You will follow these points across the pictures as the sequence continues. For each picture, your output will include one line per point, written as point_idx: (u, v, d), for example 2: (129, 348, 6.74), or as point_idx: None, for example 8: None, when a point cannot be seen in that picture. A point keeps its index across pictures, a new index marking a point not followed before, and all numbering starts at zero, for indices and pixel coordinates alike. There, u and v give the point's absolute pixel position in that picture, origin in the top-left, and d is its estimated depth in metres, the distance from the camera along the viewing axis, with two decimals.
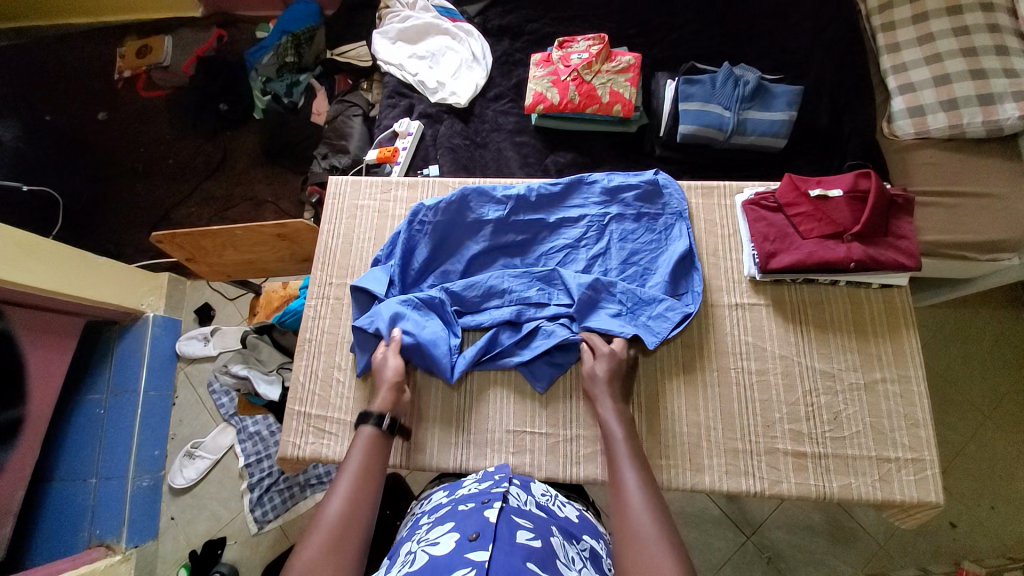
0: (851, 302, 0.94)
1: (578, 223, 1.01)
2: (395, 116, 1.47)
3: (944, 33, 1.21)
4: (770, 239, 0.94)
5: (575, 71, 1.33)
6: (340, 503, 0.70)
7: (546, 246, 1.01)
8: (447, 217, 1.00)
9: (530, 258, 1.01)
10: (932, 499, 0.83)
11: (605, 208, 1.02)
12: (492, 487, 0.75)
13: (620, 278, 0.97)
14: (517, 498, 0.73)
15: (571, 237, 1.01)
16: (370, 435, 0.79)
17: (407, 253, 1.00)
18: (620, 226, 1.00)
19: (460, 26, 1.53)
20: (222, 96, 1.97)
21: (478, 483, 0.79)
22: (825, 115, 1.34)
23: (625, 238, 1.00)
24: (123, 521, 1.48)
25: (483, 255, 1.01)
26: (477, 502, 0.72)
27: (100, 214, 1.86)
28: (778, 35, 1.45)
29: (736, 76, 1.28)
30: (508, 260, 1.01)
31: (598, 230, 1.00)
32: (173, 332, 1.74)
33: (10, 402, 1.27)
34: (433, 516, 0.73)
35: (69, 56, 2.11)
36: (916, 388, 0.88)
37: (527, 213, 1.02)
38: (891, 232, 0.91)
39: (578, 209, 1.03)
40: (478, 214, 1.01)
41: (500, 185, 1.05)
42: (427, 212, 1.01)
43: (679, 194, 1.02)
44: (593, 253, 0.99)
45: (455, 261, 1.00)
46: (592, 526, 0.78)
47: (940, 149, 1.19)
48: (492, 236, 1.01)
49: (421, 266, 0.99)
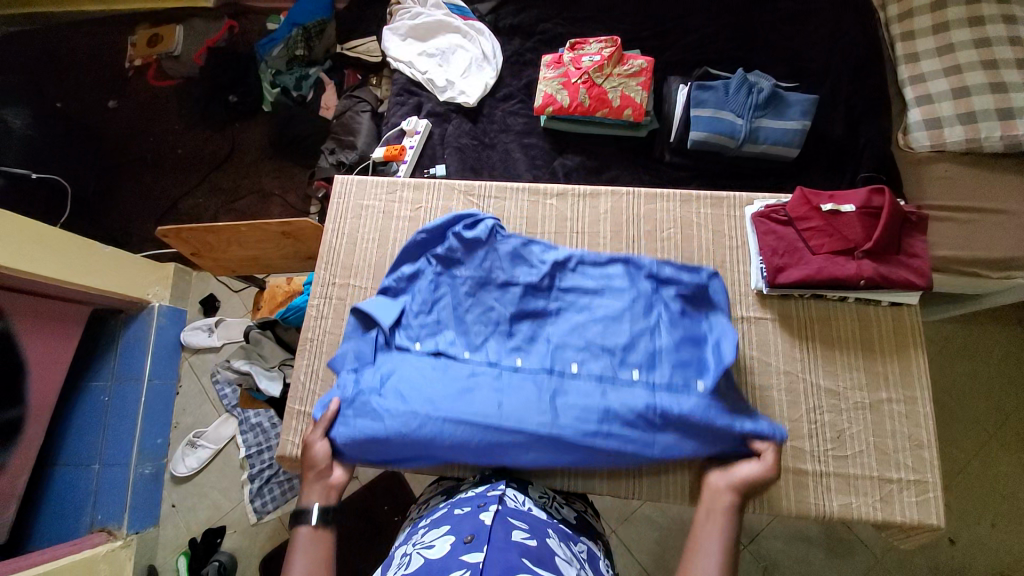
0: (859, 320, 0.92)
1: (621, 295, 0.88)
2: (404, 113, 1.46)
3: (965, 45, 1.19)
4: (779, 253, 0.92)
5: (586, 74, 1.31)
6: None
7: (580, 313, 0.88)
8: (478, 275, 0.93)
9: (562, 328, 0.88)
10: (932, 521, 0.82)
11: (655, 286, 0.88)
12: (489, 489, 0.75)
13: (667, 368, 0.82)
14: (514, 500, 0.73)
15: (610, 308, 0.87)
16: (308, 533, 0.73)
17: (428, 301, 0.93)
18: (667, 312, 0.86)
19: (471, 24, 1.51)
20: (232, 87, 1.97)
21: (476, 487, 0.79)
22: (840, 124, 1.32)
23: (672, 325, 0.85)
24: (125, 506, 1.50)
25: (506, 308, 0.91)
26: (472, 505, 0.71)
27: (109, 203, 1.87)
28: (795, 41, 1.43)
29: (750, 83, 1.25)
30: (537, 328, 0.90)
31: (645, 304, 0.87)
32: (178, 323, 1.76)
33: (13, 397, 1.29)
34: (430, 518, 0.72)
35: (81, 42, 2.12)
36: (922, 409, 0.87)
37: (567, 279, 0.92)
38: (903, 250, 0.89)
39: (624, 279, 0.90)
40: (508, 276, 0.92)
41: (541, 242, 0.96)
42: (461, 273, 0.94)
43: (724, 298, 0.88)
44: (637, 329, 0.85)
45: (477, 309, 0.91)
46: (590, 530, 0.78)
47: (956, 163, 1.17)
48: (518, 301, 0.91)
49: (438, 318, 0.91)
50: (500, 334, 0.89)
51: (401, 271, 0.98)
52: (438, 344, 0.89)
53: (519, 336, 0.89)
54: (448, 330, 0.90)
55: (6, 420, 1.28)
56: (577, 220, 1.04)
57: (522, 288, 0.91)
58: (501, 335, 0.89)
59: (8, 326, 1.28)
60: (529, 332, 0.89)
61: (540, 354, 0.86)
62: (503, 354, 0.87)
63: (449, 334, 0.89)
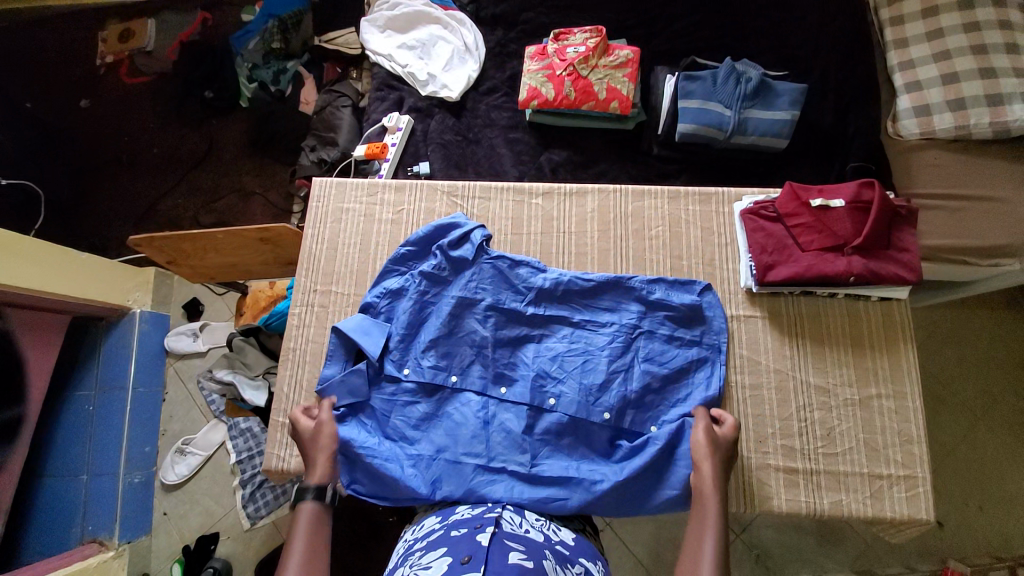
0: (849, 316, 0.92)
1: (602, 330, 0.91)
2: (384, 109, 1.41)
3: (955, 29, 1.17)
4: (768, 250, 0.91)
5: (571, 66, 1.28)
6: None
7: (563, 347, 0.90)
8: (461, 300, 0.92)
9: (544, 359, 0.89)
10: (922, 516, 0.82)
11: (641, 313, 0.92)
12: (486, 511, 0.74)
13: (637, 405, 0.86)
14: (512, 522, 0.72)
15: (593, 342, 0.90)
16: (311, 512, 0.75)
17: (414, 324, 0.93)
18: (650, 342, 0.90)
19: (452, 14, 1.46)
20: (208, 83, 1.91)
21: (471, 508, 0.76)
22: (830, 114, 1.30)
23: (651, 360, 0.88)
24: (115, 517, 1.48)
25: (490, 335, 0.91)
26: (469, 527, 0.70)
27: (84, 206, 1.81)
28: (784, 28, 1.39)
29: (738, 73, 1.23)
30: (520, 356, 0.91)
31: (627, 337, 0.90)
32: (161, 327, 1.72)
33: (12, 399, 1.30)
34: (426, 541, 0.69)
35: (46, 38, 2.02)
36: (912, 404, 0.87)
37: (553, 305, 0.93)
38: (892, 244, 0.88)
39: (608, 312, 0.92)
40: (494, 300, 0.92)
41: (529, 263, 0.96)
42: (437, 292, 0.94)
43: (722, 320, 0.92)
44: (615, 366, 0.87)
45: (464, 333, 0.91)
46: (590, 549, 0.74)
47: (944, 151, 1.16)
48: (501, 327, 0.92)
49: (423, 347, 0.90)
50: (484, 360, 0.90)
51: (384, 284, 0.96)
52: (423, 372, 0.89)
53: (505, 364, 0.90)
54: (433, 357, 0.90)
55: (6, 419, 1.29)
56: (563, 219, 1.02)
57: (508, 314, 0.92)
58: (485, 361, 0.90)
59: (8, 327, 1.29)
60: (513, 359, 0.90)
61: (524, 385, 0.88)
62: (487, 383, 0.89)
63: (433, 362, 0.89)
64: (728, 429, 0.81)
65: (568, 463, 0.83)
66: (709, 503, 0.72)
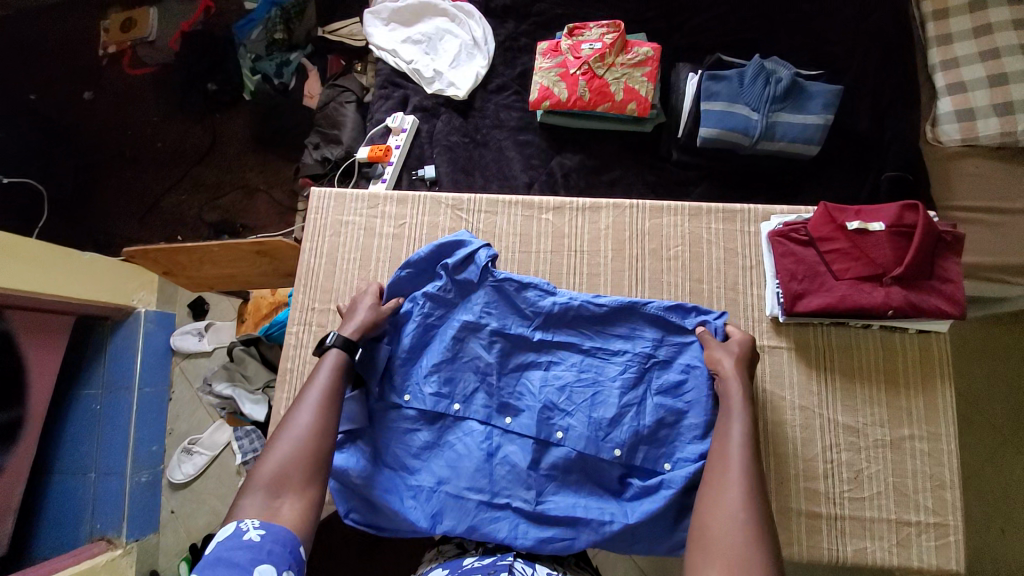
0: (883, 350, 0.85)
1: (614, 361, 0.85)
2: (388, 109, 1.35)
3: (1004, 26, 1.06)
4: (798, 277, 0.84)
5: (586, 64, 1.20)
6: (309, 420, 0.70)
7: (572, 377, 0.85)
8: (465, 325, 0.87)
9: (551, 390, 0.84)
10: (952, 566, 0.77)
11: (653, 335, 0.86)
12: (497, 559, 0.72)
13: (648, 442, 0.80)
14: (524, 572, 0.69)
15: (603, 373, 0.84)
16: (337, 357, 0.78)
17: (416, 348, 0.88)
18: (664, 373, 0.83)
19: (459, 6, 1.37)
20: (210, 75, 1.84)
21: (480, 557, 0.74)
22: (866, 118, 1.20)
23: (666, 394, 0.82)
24: (123, 515, 1.48)
25: (494, 362, 0.86)
26: (482, 574, 0.68)
27: (90, 204, 1.79)
28: (818, 20, 1.28)
29: (767, 72, 1.13)
30: (525, 385, 0.85)
31: (642, 367, 0.84)
32: (167, 326, 1.70)
33: (9, 402, 1.28)
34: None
35: (46, 26, 1.96)
36: (947, 447, 0.81)
37: (561, 330, 0.88)
38: (936, 274, 0.80)
39: (622, 341, 0.86)
40: (500, 324, 0.87)
41: (538, 286, 0.89)
42: (440, 313, 0.89)
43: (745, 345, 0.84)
44: (626, 401, 0.81)
45: (468, 359, 0.86)
46: None
47: (989, 159, 1.07)
48: (506, 353, 0.87)
49: (424, 374, 0.85)
50: (489, 388, 0.85)
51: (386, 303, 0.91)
52: (423, 401, 0.83)
53: (510, 390, 0.85)
54: (435, 383, 0.84)
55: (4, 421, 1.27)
56: (575, 236, 0.95)
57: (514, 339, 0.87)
58: (489, 388, 0.85)
59: (8, 328, 1.28)
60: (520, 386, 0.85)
61: (530, 414, 0.82)
62: (492, 411, 0.83)
63: (434, 389, 0.84)
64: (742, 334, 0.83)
65: (575, 500, 0.78)
66: (735, 394, 0.73)
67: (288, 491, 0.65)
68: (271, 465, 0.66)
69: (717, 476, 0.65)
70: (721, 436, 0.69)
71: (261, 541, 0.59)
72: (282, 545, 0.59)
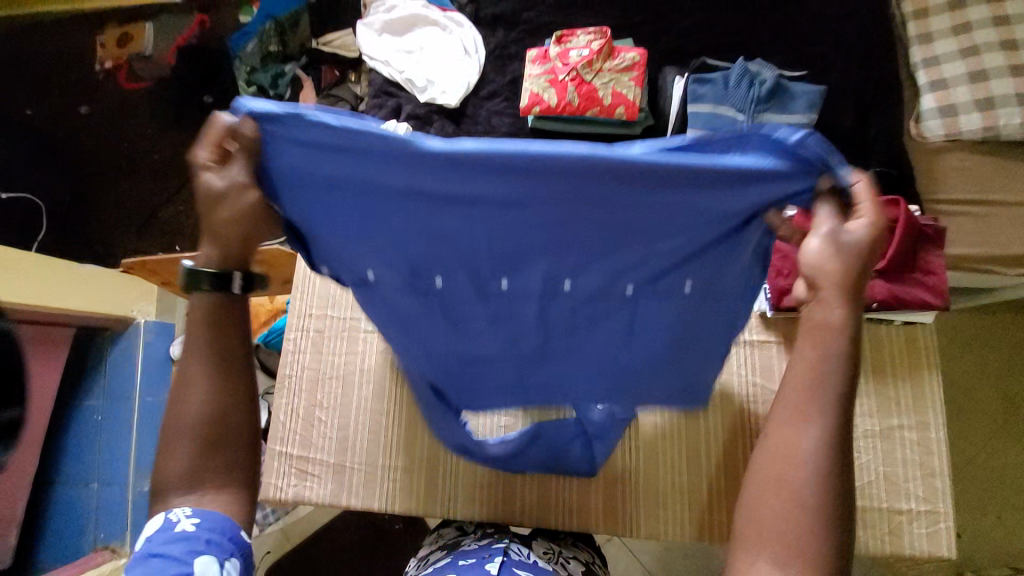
0: (871, 342, 0.86)
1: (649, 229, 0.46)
2: (382, 117, 1.37)
3: (983, 24, 1.10)
4: (784, 273, 0.86)
5: (574, 70, 1.22)
6: (202, 406, 0.57)
7: (583, 252, 0.49)
8: (362, 192, 0.45)
9: (549, 267, 0.51)
10: (943, 553, 0.79)
11: (701, 207, 0.43)
12: (493, 542, 0.75)
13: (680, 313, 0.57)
14: (520, 552, 0.73)
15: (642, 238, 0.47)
16: (207, 307, 0.55)
17: (327, 227, 0.50)
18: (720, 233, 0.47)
19: (450, 16, 1.41)
20: (206, 88, 1.86)
21: (479, 539, 0.78)
22: (848, 115, 1.23)
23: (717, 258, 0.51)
24: (126, 524, 1.48)
25: (445, 241, 0.49)
26: (478, 557, 0.71)
27: (88, 218, 1.81)
28: (800, 22, 1.32)
29: (752, 74, 1.16)
30: (505, 266, 0.51)
31: (678, 231, 0.46)
32: (165, 335, 1.70)
33: (9, 402, 1.28)
34: (432, 569, 0.72)
35: (42, 44, 1.98)
36: (935, 435, 0.82)
37: (529, 191, 0.42)
38: (918, 266, 0.82)
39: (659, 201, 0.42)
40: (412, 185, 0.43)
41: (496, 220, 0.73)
42: (312, 181, 0.45)
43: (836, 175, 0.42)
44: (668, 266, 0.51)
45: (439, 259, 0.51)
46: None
47: (971, 153, 1.10)
48: (456, 227, 0.47)
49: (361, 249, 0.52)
50: (460, 273, 0.53)
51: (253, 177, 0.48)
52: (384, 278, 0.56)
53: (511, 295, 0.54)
54: (409, 284, 0.55)
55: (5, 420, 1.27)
56: None
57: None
58: (456, 275, 0.53)
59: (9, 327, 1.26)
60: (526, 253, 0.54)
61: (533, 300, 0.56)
62: (499, 309, 0.57)
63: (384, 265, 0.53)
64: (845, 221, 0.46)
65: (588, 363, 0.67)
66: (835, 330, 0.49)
67: (205, 482, 0.59)
68: (179, 463, 0.58)
69: (786, 459, 0.50)
70: (807, 399, 0.50)
71: (198, 527, 0.57)
72: (219, 530, 0.57)
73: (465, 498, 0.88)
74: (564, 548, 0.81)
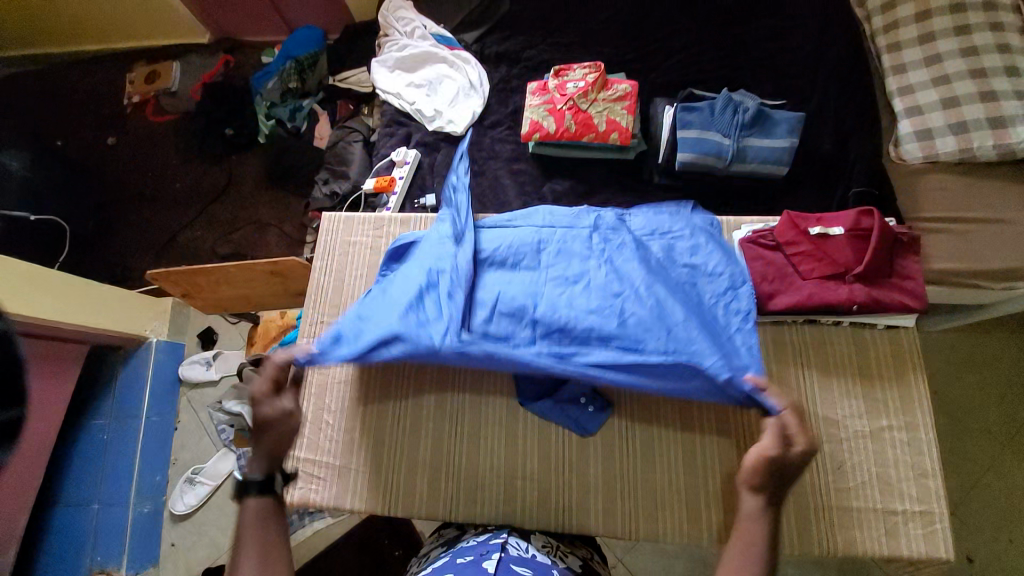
0: (854, 345, 0.91)
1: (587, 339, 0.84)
2: (393, 145, 1.47)
3: (952, 55, 1.19)
4: (769, 278, 0.92)
5: (571, 100, 1.32)
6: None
7: None
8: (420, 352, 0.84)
9: None
10: (942, 555, 0.80)
11: None
12: (491, 538, 0.77)
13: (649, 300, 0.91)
14: (518, 548, 0.75)
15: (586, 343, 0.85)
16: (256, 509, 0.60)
17: None
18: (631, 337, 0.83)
19: (457, 54, 1.53)
20: (227, 121, 1.99)
21: (476, 537, 0.80)
22: (827, 141, 1.32)
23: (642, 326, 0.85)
24: (123, 548, 1.46)
25: None
26: (476, 553, 0.72)
27: (108, 241, 1.90)
28: (780, 59, 1.43)
29: (735, 103, 1.26)
30: None
31: None
32: (174, 355, 1.73)
33: None
34: (432, 566, 0.73)
35: (79, 82, 2.14)
36: (925, 437, 0.85)
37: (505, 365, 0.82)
38: (895, 272, 0.91)
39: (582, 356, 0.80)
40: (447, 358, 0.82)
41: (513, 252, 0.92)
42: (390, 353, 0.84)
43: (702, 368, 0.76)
44: None
45: None
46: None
47: (951, 173, 1.16)
48: None
49: None
50: None
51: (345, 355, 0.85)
52: None
53: None
54: None
55: None
56: None
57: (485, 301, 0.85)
58: None
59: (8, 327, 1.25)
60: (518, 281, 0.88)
61: None
62: None
63: None
64: (773, 442, 0.61)
65: None
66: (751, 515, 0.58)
67: None
68: None
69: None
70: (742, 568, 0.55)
71: None
72: None
73: (466, 504, 0.89)
74: (563, 547, 0.82)
